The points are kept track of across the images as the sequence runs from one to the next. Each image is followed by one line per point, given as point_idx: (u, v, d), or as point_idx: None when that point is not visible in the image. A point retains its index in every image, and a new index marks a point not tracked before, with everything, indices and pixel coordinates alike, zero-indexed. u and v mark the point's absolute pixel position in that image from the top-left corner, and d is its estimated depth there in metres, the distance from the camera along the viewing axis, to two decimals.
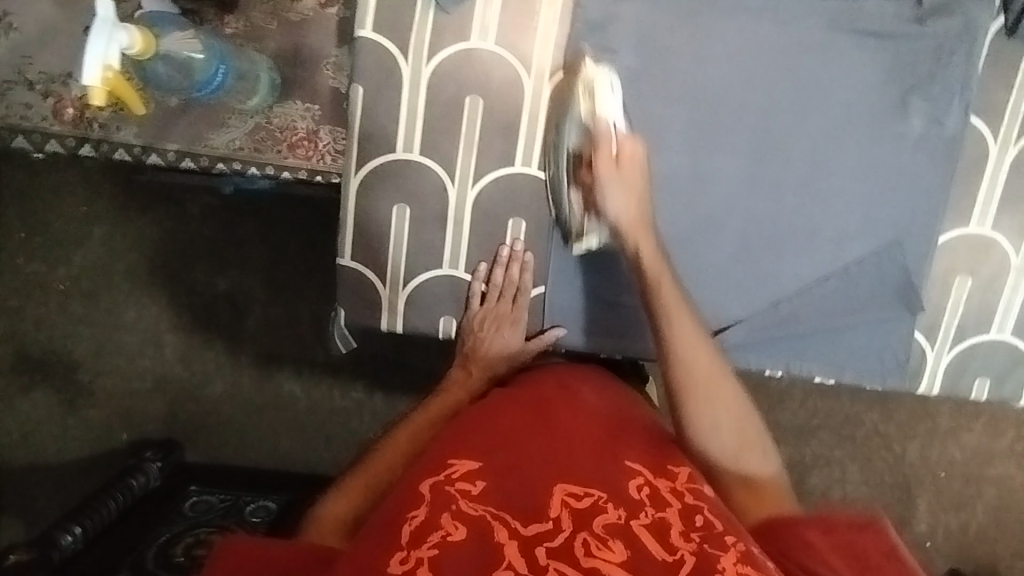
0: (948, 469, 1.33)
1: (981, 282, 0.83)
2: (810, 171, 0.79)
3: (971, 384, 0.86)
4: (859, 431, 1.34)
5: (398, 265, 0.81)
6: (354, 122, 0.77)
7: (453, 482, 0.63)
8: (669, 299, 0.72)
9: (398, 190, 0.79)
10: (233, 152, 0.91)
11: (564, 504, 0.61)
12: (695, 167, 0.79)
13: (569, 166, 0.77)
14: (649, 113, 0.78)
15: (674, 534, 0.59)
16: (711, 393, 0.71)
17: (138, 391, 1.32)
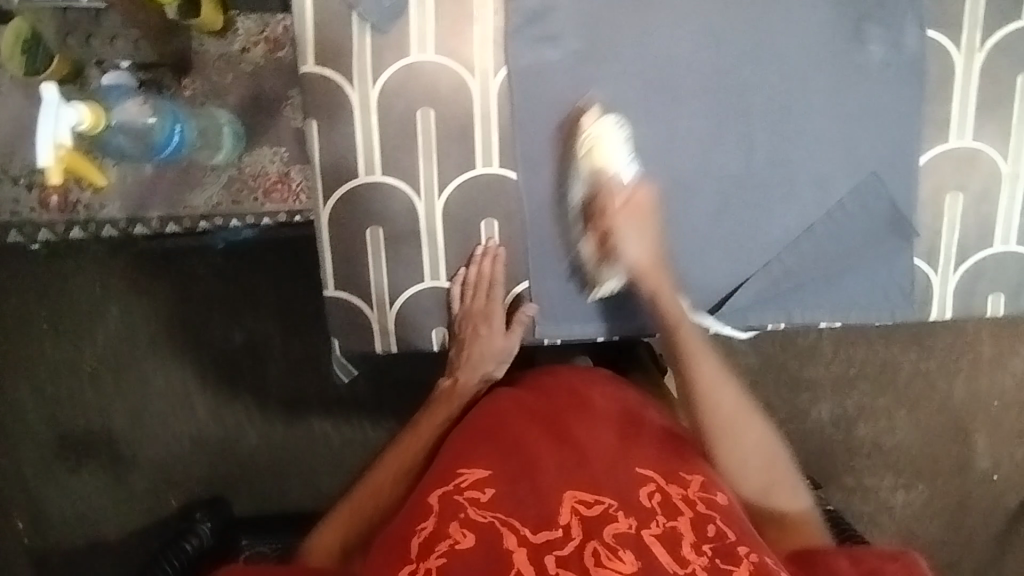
0: (1003, 399, 1.30)
1: (973, 196, 0.80)
2: (779, 120, 0.77)
3: (985, 301, 0.83)
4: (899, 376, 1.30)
5: (382, 287, 0.82)
6: (314, 156, 0.79)
7: (463, 491, 0.64)
8: (701, 360, 0.75)
9: (369, 213, 0.80)
10: (213, 209, 0.90)
11: (573, 512, 0.61)
12: (662, 138, 0.77)
13: (577, 211, 0.79)
14: (604, 91, 0.76)
15: (684, 544, 0.59)
16: (742, 432, 0.73)
17: (178, 455, 1.35)
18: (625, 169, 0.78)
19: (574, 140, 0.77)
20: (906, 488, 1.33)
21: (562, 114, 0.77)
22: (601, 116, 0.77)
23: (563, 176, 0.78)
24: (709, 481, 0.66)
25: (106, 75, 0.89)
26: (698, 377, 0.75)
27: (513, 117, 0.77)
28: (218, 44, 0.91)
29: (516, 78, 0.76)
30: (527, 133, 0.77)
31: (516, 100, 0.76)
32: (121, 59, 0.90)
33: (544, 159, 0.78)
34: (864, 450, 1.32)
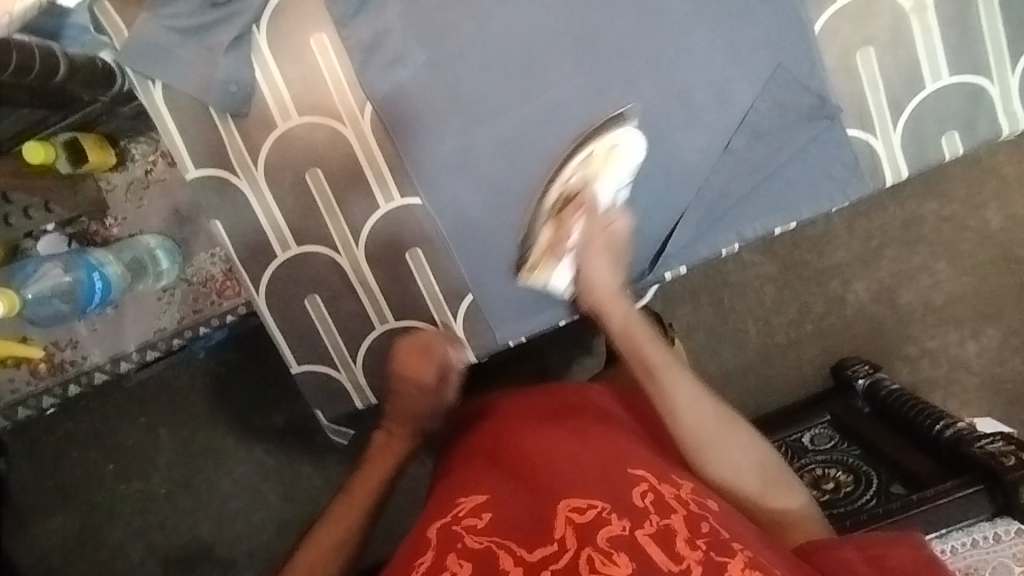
0: None
1: (883, 45, 0.74)
2: (648, 41, 0.74)
3: (939, 144, 0.77)
4: (927, 228, 1.30)
5: (339, 347, 0.83)
6: (231, 252, 0.80)
7: (461, 520, 0.60)
8: (670, 375, 0.68)
9: (302, 285, 0.81)
10: (180, 324, 0.98)
11: (568, 522, 0.56)
12: (545, 106, 0.76)
13: (554, 202, 0.76)
14: (471, 82, 0.75)
15: (679, 540, 0.55)
16: (727, 436, 0.68)
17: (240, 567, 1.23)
18: (522, 148, 0.77)
19: (466, 140, 0.76)
20: (977, 335, 1.30)
21: (435, 123, 0.76)
22: (478, 108, 0.76)
23: (473, 176, 0.77)
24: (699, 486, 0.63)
25: (40, 244, 0.92)
26: (677, 401, 0.67)
27: (396, 142, 0.76)
28: (123, 175, 0.94)
29: (381, 110, 0.75)
30: (414, 155, 0.76)
31: (389, 130, 0.76)
32: (46, 225, 0.91)
33: (438, 174, 0.77)
34: (917, 313, 1.30)
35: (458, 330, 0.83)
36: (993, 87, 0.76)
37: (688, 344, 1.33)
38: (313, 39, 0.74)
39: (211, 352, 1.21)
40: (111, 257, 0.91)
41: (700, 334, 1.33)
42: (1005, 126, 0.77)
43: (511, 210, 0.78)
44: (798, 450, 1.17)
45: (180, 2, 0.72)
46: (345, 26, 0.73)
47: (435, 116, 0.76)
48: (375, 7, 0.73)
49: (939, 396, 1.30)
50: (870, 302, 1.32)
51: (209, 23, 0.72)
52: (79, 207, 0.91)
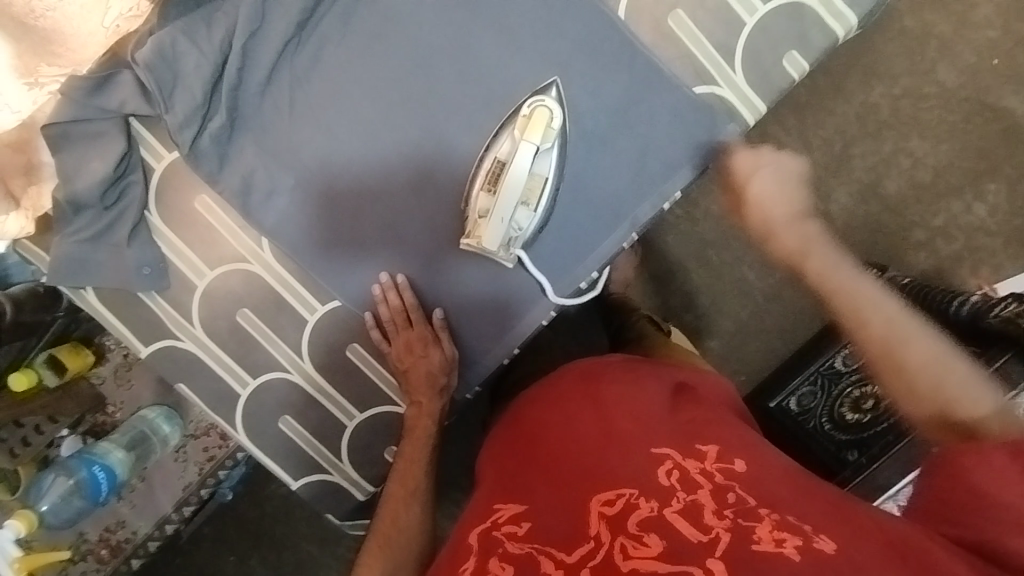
0: (1001, 51, 1.21)
1: (689, 4, 0.78)
2: (481, 88, 0.78)
3: (784, 67, 0.79)
4: (882, 114, 1.24)
5: (324, 452, 0.89)
6: (203, 405, 0.88)
7: (501, 527, 0.56)
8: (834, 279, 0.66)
9: (272, 409, 0.88)
10: (202, 474, 1.08)
11: (600, 516, 0.53)
12: (411, 176, 0.80)
13: (488, 170, 0.77)
14: (346, 178, 0.80)
15: (706, 513, 0.51)
16: (906, 334, 0.61)
17: None
18: (405, 223, 0.81)
19: (361, 231, 0.81)
20: (983, 196, 1.22)
21: (327, 221, 0.81)
22: (360, 199, 0.80)
23: (376, 260, 0.82)
24: (727, 449, 0.58)
25: (64, 450, 0.99)
26: (837, 293, 0.65)
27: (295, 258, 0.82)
28: (107, 366, 1.06)
29: (273, 238, 0.82)
30: (314, 264, 0.82)
31: (289, 254, 0.82)
32: (62, 432, 0.99)
33: (346, 274, 0.83)
34: (908, 199, 1.24)
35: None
36: None
37: (695, 313, 1.28)
38: (198, 203, 0.82)
39: (239, 488, 1.26)
40: (116, 446, 0.99)
41: (704, 298, 1.28)
42: (839, 27, 0.78)
43: (423, 276, 0.82)
44: (835, 377, 1.10)
45: (81, 216, 0.79)
46: (216, 182, 0.80)
47: (325, 216, 0.81)
48: (234, 154, 0.80)
49: (968, 269, 1.23)
50: (855, 206, 1.25)
51: (108, 224, 0.80)
52: (81, 408, 1.00)
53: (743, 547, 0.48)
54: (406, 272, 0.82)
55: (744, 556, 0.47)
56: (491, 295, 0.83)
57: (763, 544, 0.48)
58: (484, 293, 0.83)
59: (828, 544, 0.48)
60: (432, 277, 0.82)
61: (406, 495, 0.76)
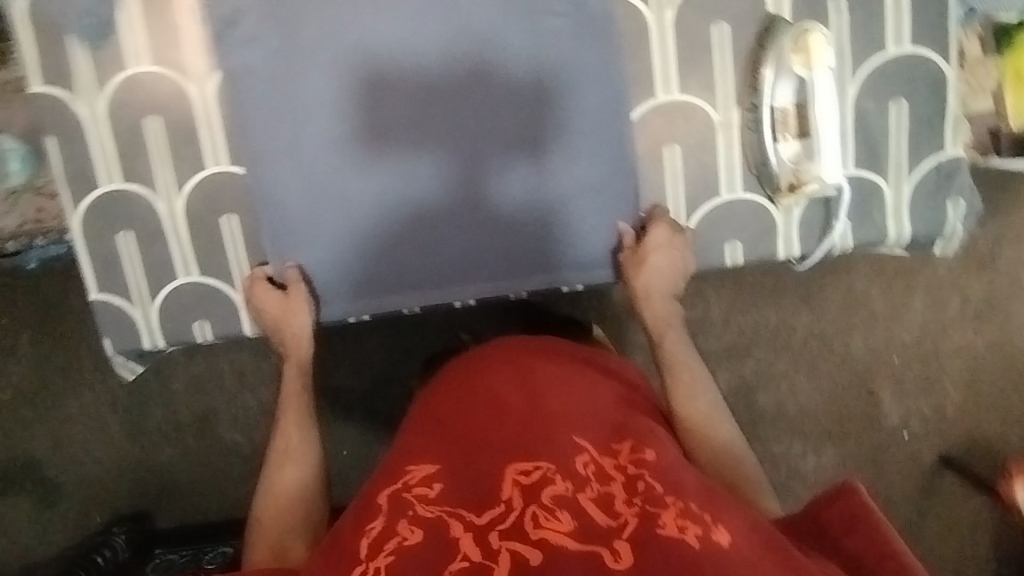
0: (903, 354, 1.37)
1: (690, 147, 0.82)
2: (491, 88, 0.81)
3: (722, 250, 0.84)
4: (795, 338, 1.36)
5: (140, 285, 0.86)
6: (57, 172, 0.83)
7: (411, 488, 0.64)
8: (677, 370, 0.80)
9: (120, 217, 0.84)
10: (18, 229, 1.03)
11: (514, 484, 0.61)
12: (386, 131, 0.82)
13: (773, 116, 0.79)
14: (376, 72, 0.80)
15: (617, 501, 0.59)
16: (712, 425, 0.76)
17: (70, 481, 1.38)
18: (360, 168, 0.82)
19: (360, 129, 0.81)
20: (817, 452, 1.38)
21: (282, 109, 0.81)
22: (371, 97, 0.81)
23: (366, 164, 0.83)
24: (640, 442, 0.66)
25: None
26: (677, 390, 0.79)
27: (242, 126, 0.81)
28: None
29: (226, 78, 0.80)
30: (251, 130, 0.81)
31: (229, 100, 0.81)
32: None
33: (267, 151, 0.82)
34: (768, 415, 1.37)
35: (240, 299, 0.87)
36: (777, 212, 0.83)
37: None
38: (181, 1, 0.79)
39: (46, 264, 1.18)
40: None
41: None
42: (782, 248, 0.84)
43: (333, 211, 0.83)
44: None
45: None
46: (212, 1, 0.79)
47: (285, 106, 0.81)
48: None
49: None
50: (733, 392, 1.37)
51: None
52: None
53: (647, 528, 0.55)
54: (391, 168, 0.82)
55: (647, 536, 0.55)
56: (371, 260, 0.85)
57: (665, 529, 0.55)
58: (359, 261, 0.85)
59: (723, 536, 0.56)
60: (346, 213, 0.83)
61: (292, 456, 0.82)
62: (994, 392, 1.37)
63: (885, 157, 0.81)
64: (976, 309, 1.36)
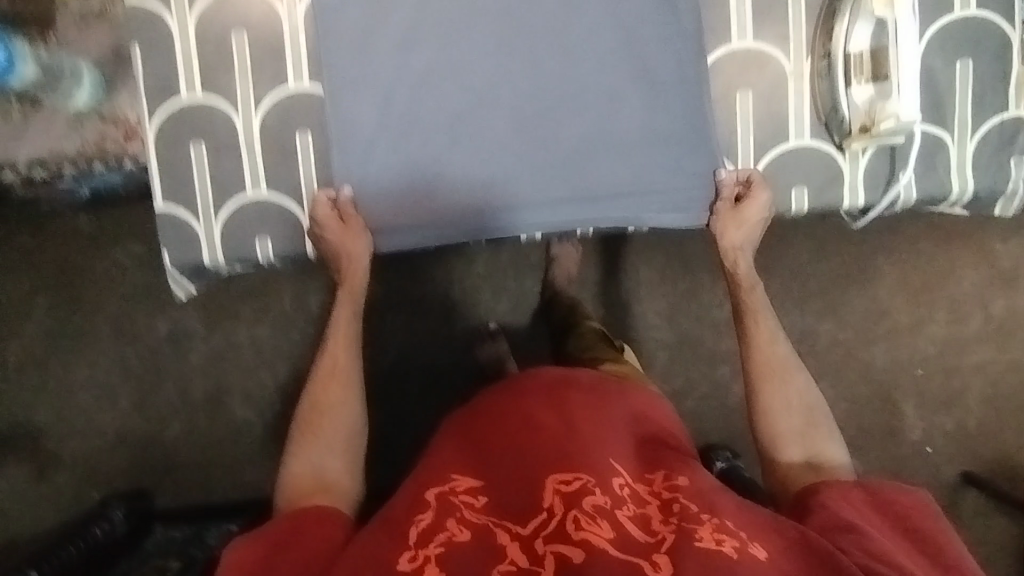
0: (925, 367, 1.63)
1: (762, 93, 0.85)
2: (563, 39, 0.84)
3: (788, 195, 0.86)
4: (820, 345, 1.61)
5: (207, 198, 0.86)
6: (138, 80, 0.84)
7: (457, 494, 0.76)
8: (761, 320, 0.93)
9: (194, 128, 0.85)
10: (78, 154, 1.01)
11: (556, 492, 0.73)
12: (459, 76, 0.85)
13: (845, 66, 0.81)
14: (467, 96, 0.85)
15: (654, 521, 0.73)
16: (788, 378, 0.89)
17: (164, 431, 1.63)
18: (430, 112, 0.85)
19: (436, 91, 0.85)
20: None
21: (363, 42, 0.84)
22: (460, 117, 0.85)
23: (430, 131, 0.85)
24: (671, 471, 0.80)
25: None
26: (757, 337, 0.92)
27: (337, 130, 0.85)
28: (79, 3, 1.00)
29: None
30: (331, 56, 0.84)
31: (318, 19, 0.83)
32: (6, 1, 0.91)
33: (348, 72, 0.84)
34: None
35: (304, 222, 0.88)
36: (843, 160, 0.85)
37: None
38: None
39: (96, 194, 1.15)
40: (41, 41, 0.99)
41: None
42: (847, 197, 0.86)
43: (400, 145, 0.85)
44: None
45: None
46: None
47: (365, 39, 0.84)
48: None
49: None
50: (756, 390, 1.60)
51: None
52: (28, 11, 0.99)
53: (687, 542, 0.69)
54: (460, 113, 0.85)
55: (687, 550, 0.68)
56: (434, 194, 0.86)
57: (704, 542, 0.69)
58: (422, 197, 0.86)
59: (760, 551, 0.70)
60: (413, 149, 0.85)
61: (336, 377, 0.91)
62: (1004, 404, 1.64)
63: (951, 113, 0.84)
64: (997, 326, 1.63)
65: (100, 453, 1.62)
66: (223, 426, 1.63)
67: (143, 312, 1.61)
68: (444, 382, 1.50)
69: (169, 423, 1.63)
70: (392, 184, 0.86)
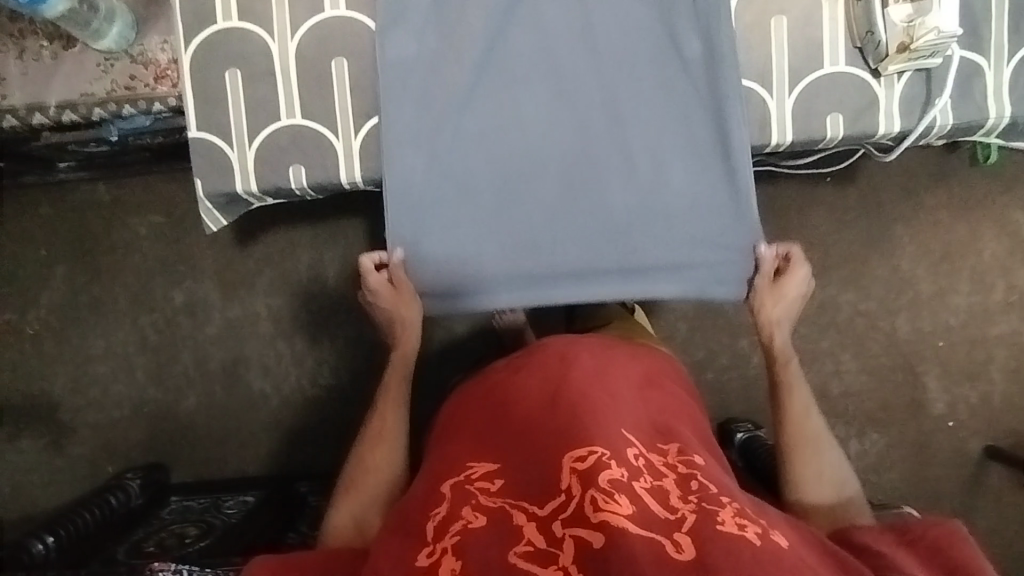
0: (948, 339, 1.53)
1: (796, 19, 0.85)
2: (615, 118, 0.88)
3: (823, 122, 0.86)
4: (841, 316, 1.54)
5: (241, 126, 0.87)
6: (176, 7, 0.86)
7: (472, 481, 0.73)
8: (795, 391, 0.89)
9: (230, 55, 0.86)
10: (109, 95, 1.02)
11: (572, 471, 0.68)
12: (514, 151, 0.88)
13: None
14: (516, 164, 0.88)
15: (673, 496, 0.68)
16: (821, 451, 0.87)
17: (172, 403, 1.58)
18: (485, 184, 0.89)
19: (491, 164, 0.88)
20: (862, 437, 1.54)
21: (423, 113, 0.86)
22: (508, 186, 0.89)
23: (484, 197, 0.89)
24: (686, 447, 0.77)
25: None
26: (792, 402, 0.89)
27: (393, 191, 0.87)
28: None
29: None
30: (396, 107, 0.86)
31: None
32: None
33: (387, 16, 0.85)
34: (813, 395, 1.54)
35: (356, 148, 0.88)
36: (879, 87, 0.85)
37: None
38: None
39: (124, 138, 1.15)
40: None
41: None
42: (883, 124, 0.86)
43: (456, 211, 0.89)
44: None
45: None
46: None
47: (425, 111, 0.86)
48: None
49: None
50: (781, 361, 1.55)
51: None
52: None
53: (708, 523, 0.63)
54: (515, 186, 0.89)
55: (708, 529, 0.62)
56: (488, 258, 0.91)
57: (726, 524, 0.63)
58: (477, 263, 0.91)
59: (782, 538, 0.65)
60: (469, 216, 0.89)
61: (384, 439, 0.87)
62: None
63: (987, 39, 0.84)
64: (1019, 296, 1.52)
65: (114, 426, 1.58)
66: (239, 402, 1.57)
67: (160, 283, 1.56)
68: (466, 349, 1.48)
69: (184, 398, 1.58)
70: (450, 246, 0.90)
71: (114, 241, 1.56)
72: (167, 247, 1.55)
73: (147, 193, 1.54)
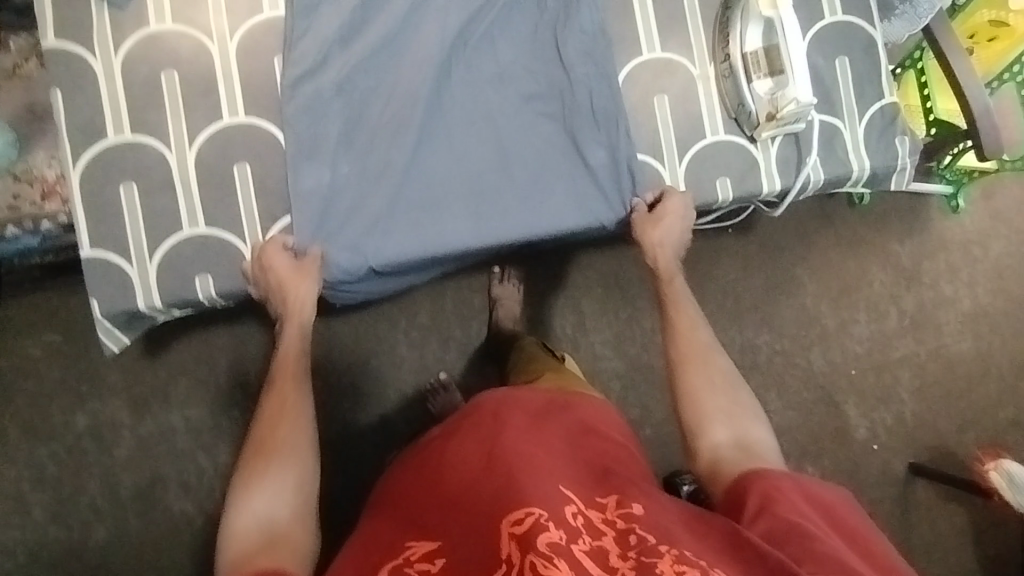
0: (859, 366, 1.64)
1: (676, 97, 0.93)
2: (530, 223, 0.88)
3: (714, 186, 0.93)
4: (762, 357, 1.61)
5: (140, 240, 0.84)
6: (61, 126, 0.83)
7: (413, 563, 0.69)
8: (681, 308, 0.90)
9: (124, 169, 0.84)
10: None
11: (510, 537, 0.66)
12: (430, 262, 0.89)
13: (744, 62, 0.89)
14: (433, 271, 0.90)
15: (613, 555, 0.65)
16: (710, 363, 0.86)
17: (78, 542, 1.41)
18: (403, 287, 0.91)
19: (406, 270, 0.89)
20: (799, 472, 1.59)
21: (334, 231, 0.85)
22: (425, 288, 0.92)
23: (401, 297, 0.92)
24: (625, 497, 0.72)
25: None
26: (680, 319, 0.90)
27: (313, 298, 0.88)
28: None
29: (247, 37, 0.86)
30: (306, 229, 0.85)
31: (252, 56, 0.86)
32: None
33: (288, 125, 0.85)
34: None
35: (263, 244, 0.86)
36: (757, 151, 0.94)
37: None
38: None
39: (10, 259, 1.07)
40: None
41: None
42: (766, 184, 0.94)
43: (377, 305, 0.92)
44: None
45: None
46: None
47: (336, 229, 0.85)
48: None
49: None
50: None
51: None
52: None
53: None
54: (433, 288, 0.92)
55: None
56: None
57: None
58: None
59: None
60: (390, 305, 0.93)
61: (285, 414, 0.79)
62: (944, 395, 1.64)
63: (839, 103, 0.95)
64: (911, 320, 1.66)
65: None
66: (157, 529, 1.42)
67: (58, 408, 1.43)
68: (403, 436, 1.43)
69: (91, 534, 1.41)
70: None
71: (1, 368, 1.42)
72: (64, 367, 1.43)
73: (39, 312, 1.43)
